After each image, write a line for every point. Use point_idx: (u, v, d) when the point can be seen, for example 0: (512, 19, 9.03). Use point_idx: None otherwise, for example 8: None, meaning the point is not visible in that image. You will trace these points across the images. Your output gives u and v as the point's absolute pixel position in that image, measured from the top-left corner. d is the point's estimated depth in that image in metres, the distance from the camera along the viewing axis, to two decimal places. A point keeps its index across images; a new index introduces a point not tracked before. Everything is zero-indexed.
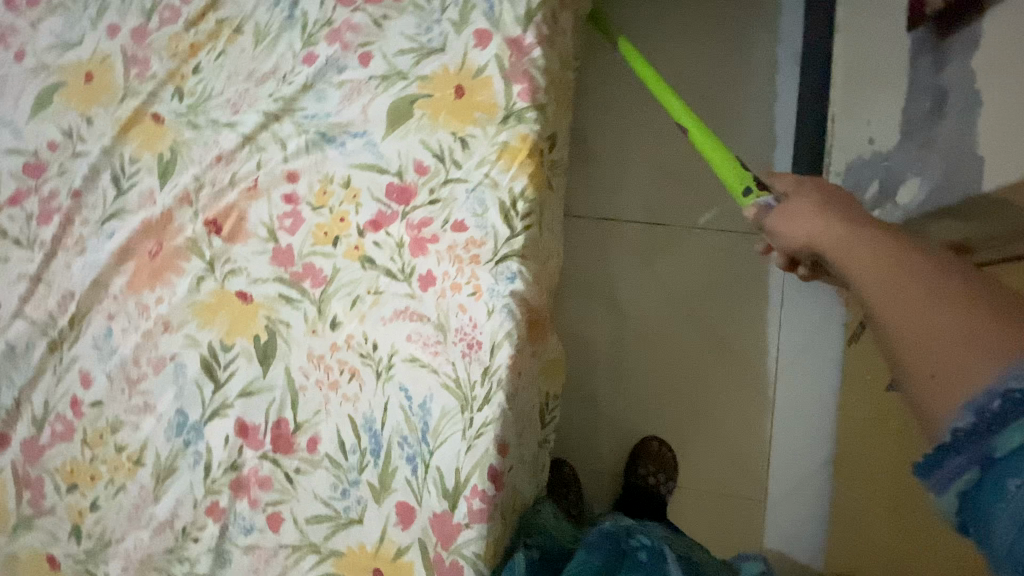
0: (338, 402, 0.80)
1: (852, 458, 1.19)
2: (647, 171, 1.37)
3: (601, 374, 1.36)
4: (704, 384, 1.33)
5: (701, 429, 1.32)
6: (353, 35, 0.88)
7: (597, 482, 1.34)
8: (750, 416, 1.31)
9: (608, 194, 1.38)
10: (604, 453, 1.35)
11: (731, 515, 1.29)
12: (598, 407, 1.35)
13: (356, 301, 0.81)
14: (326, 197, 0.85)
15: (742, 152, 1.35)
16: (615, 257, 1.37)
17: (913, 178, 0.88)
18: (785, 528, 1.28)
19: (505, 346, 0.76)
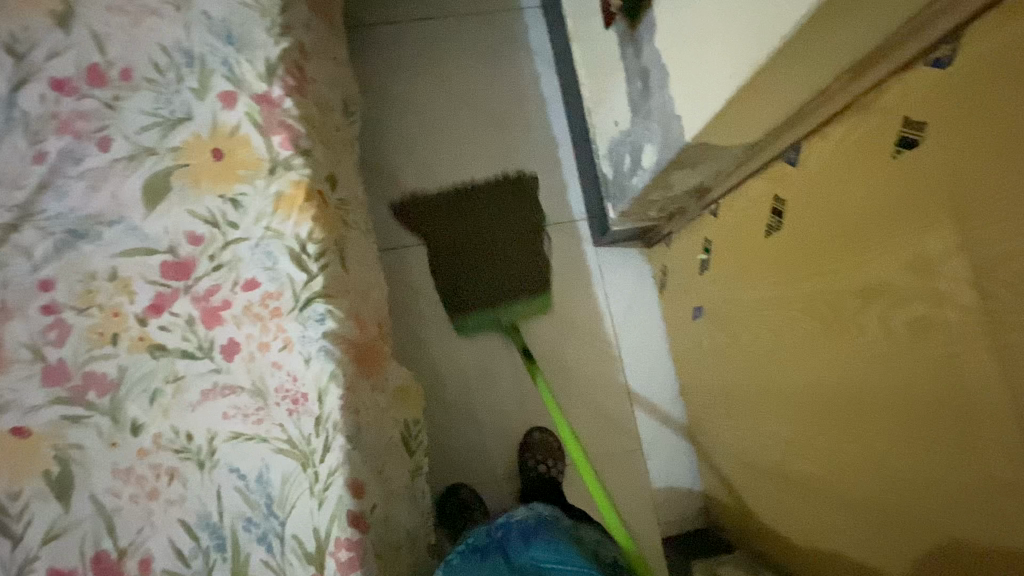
0: (164, 508, 0.72)
1: (693, 384, 1.37)
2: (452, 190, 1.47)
3: (470, 389, 1.40)
4: (563, 366, 1.43)
5: (571, 407, 1.41)
6: (84, 122, 0.82)
7: (495, 491, 1.37)
8: (607, 381, 1.44)
9: (425, 218, 1.45)
10: (493, 462, 1.38)
11: (618, 473, 1.40)
12: (474, 420, 1.39)
13: (156, 395, 0.75)
14: (93, 296, 0.77)
15: (529, 154, 1.50)
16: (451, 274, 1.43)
17: (647, 143, 1.06)
18: (665, 468, 1.42)
19: (331, 390, 0.76)
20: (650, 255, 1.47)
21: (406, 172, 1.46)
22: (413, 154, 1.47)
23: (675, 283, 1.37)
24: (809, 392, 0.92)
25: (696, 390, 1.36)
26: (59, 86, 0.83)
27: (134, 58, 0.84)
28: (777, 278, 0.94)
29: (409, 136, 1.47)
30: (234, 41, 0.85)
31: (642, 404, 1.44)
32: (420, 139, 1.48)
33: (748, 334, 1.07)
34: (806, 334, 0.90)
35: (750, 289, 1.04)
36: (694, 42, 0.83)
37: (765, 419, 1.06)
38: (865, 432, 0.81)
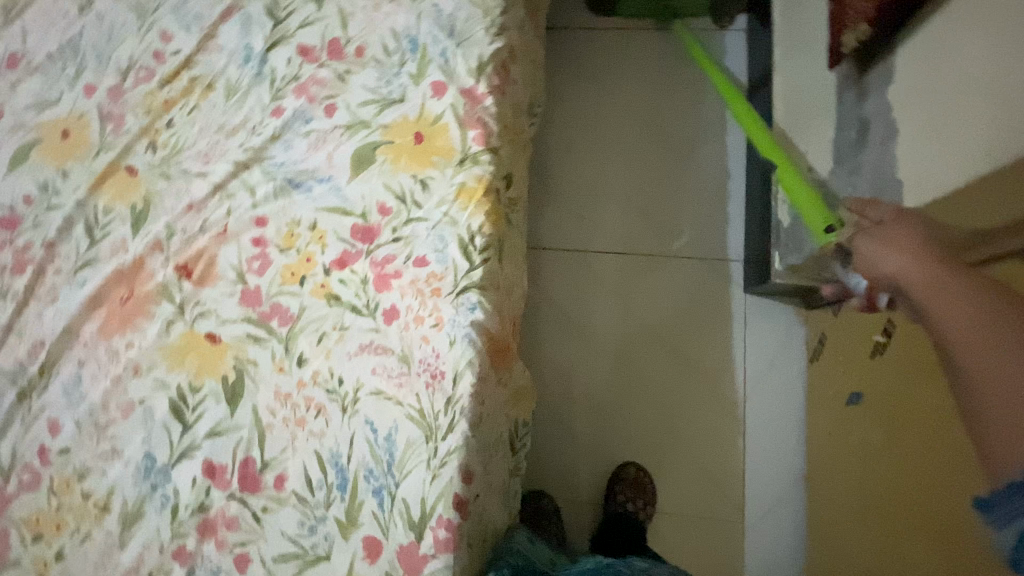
0: (306, 438, 0.81)
1: (823, 472, 1.22)
2: (607, 201, 1.45)
3: (575, 402, 1.38)
4: (677, 405, 1.36)
5: (676, 451, 1.34)
6: (318, 88, 0.94)
7: (577, 511, 1.35)
8: (724, 438, 1.34)
9: (575, 224, 1.45)
10: (582, 482, 1.35)
11: (711, 537, 1.30)
12: (574, 434, 1.37)
13: (322, 338, 0.84)
14: (293, 239, 0.89)
15: (695, 182, 1.43)
16: (586, 285, 1.43)
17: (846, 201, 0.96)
18: (765, 548, 1.29)
19: (466, 375, 0.79)
20: (807, 318, 1.33)
21: (566, 176, 1.47)
22: (578, 160, 1.48)
23: (832, 355, 1.22)
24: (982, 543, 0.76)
25: (827, 481, 1.21)
26: (306, 54, 0.96)
27: (368, 38, 0.95)
28: None
29: (577, 141, 1.48)
30: (455, 36, 0.92)
31: (756, 474, 1.32)
32: (587, 146, 1.48)
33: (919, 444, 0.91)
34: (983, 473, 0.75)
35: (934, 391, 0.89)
36: (947, 106, 0.75)
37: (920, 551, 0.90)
38: None
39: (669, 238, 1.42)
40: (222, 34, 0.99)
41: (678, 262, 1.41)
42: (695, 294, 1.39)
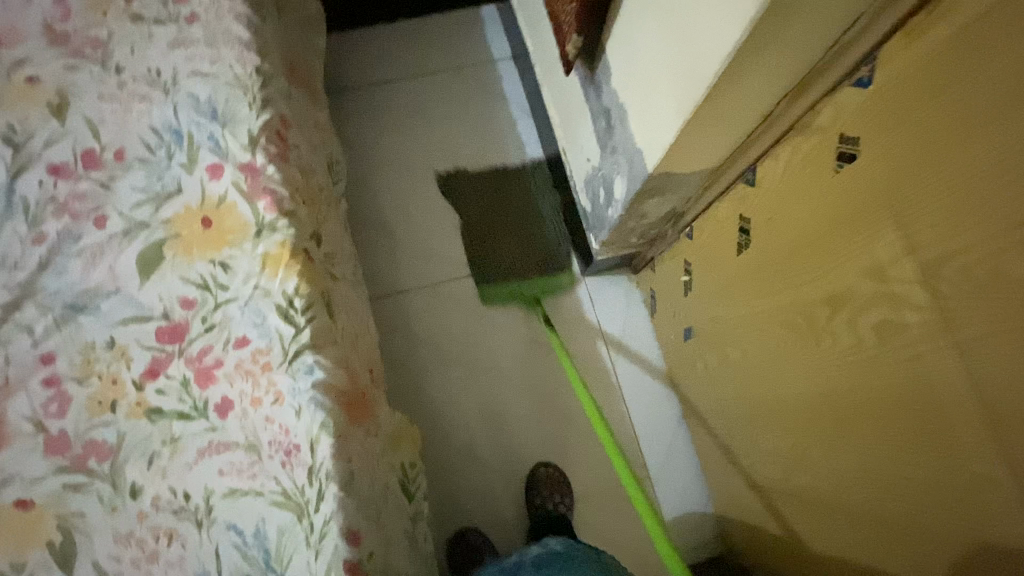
0: (164, 571, 0.73)
1: (692, 406, 1.38)
2: (441, 233, 1.52)
3: (470, 427, 1.40)
4: (562, 396, 1.44)
5: (573, 438, 1.42)
6: (82, 203, 0.88)
7: (502, 532, 1.35)
8: (610, 410, 1.44)
9: (419, 263, 1.50)
10: (499, 502, 1.37)
11: (627, 502, 1.39)
12: (480, 459, 1.39)
13: (154, 458, 0.77)
14: (92, 365, 0.81)
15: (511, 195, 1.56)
16: (449, 315, 1.47)
17: (616, 176, 1.12)
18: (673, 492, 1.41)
19: (322, 439, 0.78)
20: (638, 281, 1.50)
21: (397, 220, 1.52)
22: (403, 202, 1.53)
23: (664, 306, 1.40)
24: (805, 406, 0.91)
25: (697, 413, 1.36)
26: (58, 171, 0.89)
27: (126, 140, 0.91)
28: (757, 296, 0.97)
29: (395, 187, 1.54)
30: (220, 117, 0.92)
31: (643, 431, 1.44)
32: (407, 188, 1.54)
33: (740, 351, 1.07)
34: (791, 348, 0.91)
35: (732, 304, 1.06)
36: (641, 79, 0.91)
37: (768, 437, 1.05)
38: (858, 446, 0.80)
39: (506, 250, 1.52)
40: None
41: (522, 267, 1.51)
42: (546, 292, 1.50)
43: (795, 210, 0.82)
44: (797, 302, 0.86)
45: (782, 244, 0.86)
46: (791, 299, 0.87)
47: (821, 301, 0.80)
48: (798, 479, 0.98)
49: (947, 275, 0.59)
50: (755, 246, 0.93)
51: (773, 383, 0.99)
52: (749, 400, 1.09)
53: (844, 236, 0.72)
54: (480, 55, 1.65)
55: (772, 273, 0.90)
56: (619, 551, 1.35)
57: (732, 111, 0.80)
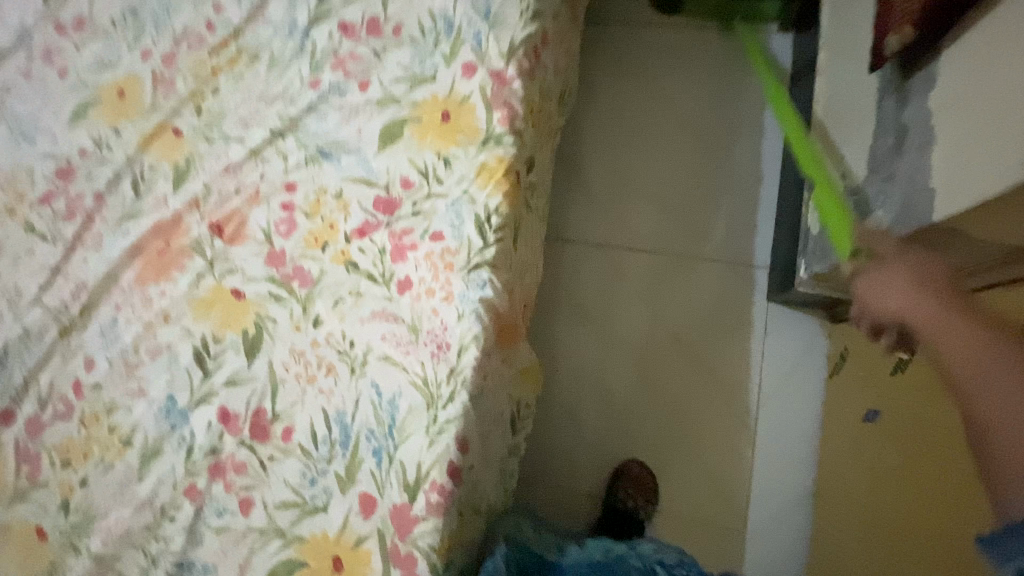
0: (315, 394, 0.84)
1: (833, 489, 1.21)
2: (636, 201, 1.44)
3: (584, 394, 1.39)
4: (688, 410, 1.34)
5: (682, 455, 1.33)
6: (355, 64, 0.97)
7: (575, 502, 1.35)
8: (735, 450, 1.31)
9: (602, 222, 1.45)
10: (584, 474, 1.36)
11: (708, 543, 1.29)
12: (582, 428, 1.38)
13: (338, 301, 0.87)
14: (319, 206, 0.92)
15: (728, 188, 1.41)
16: (610, 284, 1.42)
17: (878, 209, 0.95)
18: (766, 561, 1.27)
19: (471, 348, 0.81)
20: (831, 331, 1.29)
21: (601, 172, 1.47)
22: (615, 156, 1.47)
23: (853, 371, 1.19)
24: None
25: (838, 500, 1.19)
26: (346, 30, 0.99)
27: (406, 18, 0.97)
28: None
29: (613, 138, 1.48)
30: (490, 19, 0.93)
31: (762, 484, 1.30)
32: (624, 144, 1.47)
33: None
34: None
35: None
36: (985, 100, 0.69)
37: None
38: None
39: (696, 241, 1.40)
40: (269, 7, 1.04)
41: (704, 264, 1.39)
42: (719, 301, 1.37)
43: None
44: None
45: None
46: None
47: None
48: None
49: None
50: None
51: None
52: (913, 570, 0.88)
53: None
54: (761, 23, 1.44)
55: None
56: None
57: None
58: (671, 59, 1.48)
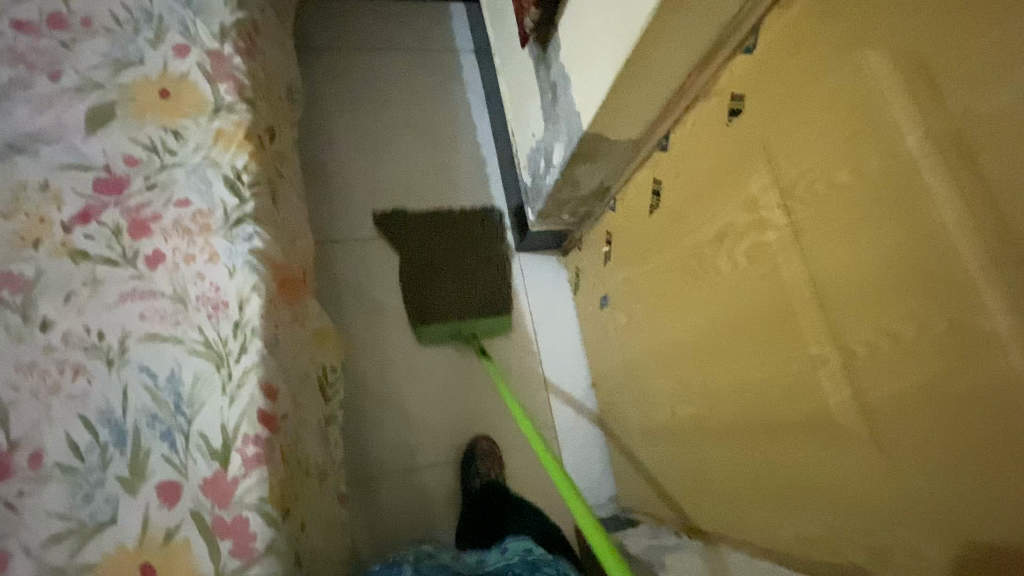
0: (64, 402, 0.71)
1: (603, 374, 1.50)
2: (394, 200, 1.57)
3: (391, 376, 1.44)
4: (486, 359, 1.51)
5: (492, 399, 1.47)
6: (35, 56, 0.88)
7: (411, 478, 1.38)
8: (528, 378, 1.54)
9: (367, 224, 1.54)
10: (412, 449, 1.40)
11: (530, 463, 1.46)
12: (398, 407, 1.42)
13: (71, 296, 0.76)
14: (20, 203, 0.80)
15: (464, 174, 1.64)
16: (391, 278, 1.51)
17: (554, 145, 1.24)
18: (578, 455, 1.51)
19: (252, 300, 0.80)
20: (566, 262, 1.64)
21: (354, 180, 1.56)
22: (363, 166, 1.58)
23: (586, 281, 1.53)
24: (805, 367, 0.78)
25: (607, 381, 1.49)
26: (21, 28, 0.89)
27: (93, 8, 0.92)
28: (680, 258, 1.05)
29: (356, 149, 1.59)
30: (194, 7, 0.96)
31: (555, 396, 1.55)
32: (369, 152, 1.59)
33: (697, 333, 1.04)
34: (772, 307, 0.83)
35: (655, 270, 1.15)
36: (579, 43, 1.05)
37: (764, 440, 0.89)
38: (888, 377, 0.66)
39: (451, 219, 1.60)
40: None
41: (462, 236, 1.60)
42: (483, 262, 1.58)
43: (706, 220, 0.96)
44: (710, 304, 0.98)
45: (696, 249, 1.00)
46: (706, 300, 0.99)
47: (829, 271, 0.72)
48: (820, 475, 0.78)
49: (821, 250, 0.73)
50: (684, 249, 1.04)
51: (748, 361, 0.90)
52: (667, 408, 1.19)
53: (740, 220, 0.87)
54: (448, 40, 1.76)
55: (690, 280, 1.03)
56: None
57: (671, 58, 0.92)
58: (384, 73, 1.68)
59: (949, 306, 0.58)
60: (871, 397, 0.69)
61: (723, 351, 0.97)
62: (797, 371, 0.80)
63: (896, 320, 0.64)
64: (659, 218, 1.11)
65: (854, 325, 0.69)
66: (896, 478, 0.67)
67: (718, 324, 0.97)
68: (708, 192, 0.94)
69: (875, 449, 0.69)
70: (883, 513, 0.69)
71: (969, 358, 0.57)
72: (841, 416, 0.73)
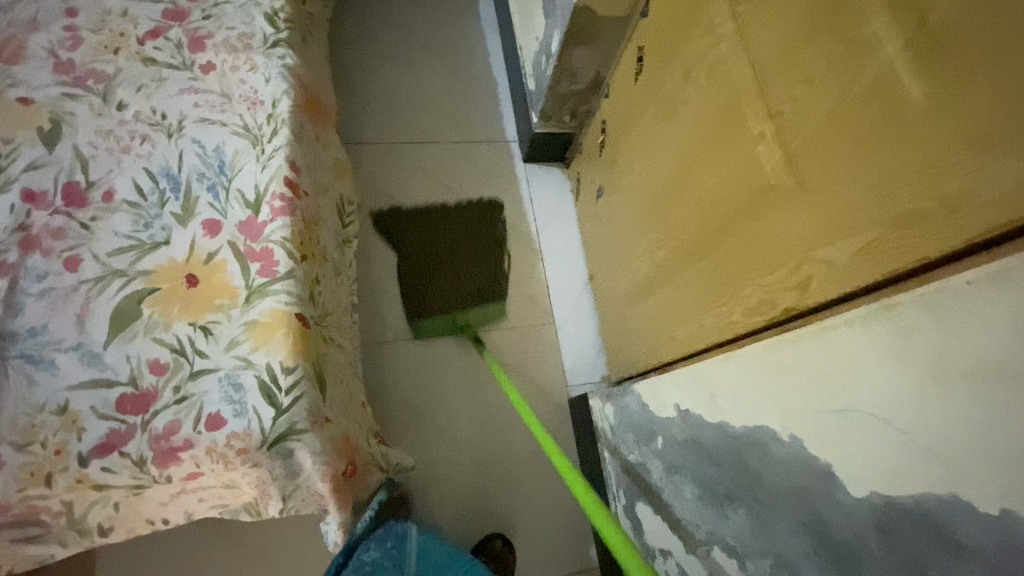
0: (133, 159, 0.89)
1: (598, 271, 1.49)
2: (414, 110, 1.65)
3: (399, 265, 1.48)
4: (495, 252, 1.55)
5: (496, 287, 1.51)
6: None
7: (421, 357, 1.43)
8: (531, 271, 1.56)
9: (389, 127, 1.62)
10: (424, 329, 1.44)
11: (528, 349, 1.48)
12: (411, 289, 1.47)
13: (142, 87, 0.94)
14: (105, 22, 0.98)
15: (479, 94, 1.72)
16: (412, 178, 1.58)
17: (553, 32, 1.32)
18: (575, 347, 1.50)
19: (283, 100, 0.97)
20: (569, 172, 1.68)
21: (378, 89, 1.65)
22: (386, 77, 1.67)
23: (585, 179, 1.55)
24: (748, 154, 0.85)
25: (601, 276, 1.47)
26: None
27: None
28: (652, 112, 1.15)
29: (384, 63, 1.69)
30: None
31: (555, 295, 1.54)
32: (394, 66, 1.68)
33: (662, 180, 1.13)
34: (724, 112, 0.91)
35: (633, 136, 1.25)
36: None
37: (718, 247, 0.94)
38: (810, 120, 0.72)
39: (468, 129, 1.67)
40: None
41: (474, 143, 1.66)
42: (495, 168, 1.65)
43: (678, 60, 1.04)
44: (681, 136, 1.05)
45: (668, 95, 1.08)
46: (677, 136, 1.06)
47: (765, 50, 0.80)
48: (760, 251, 0.83)
49: (757, 29, 0.81)
50: (652, 102, 1.15)
51: (706, 177, 0.97)
52: (645, 271, 1.22)
53: (699, 46, 0.96)
54: None
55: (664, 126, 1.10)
56: (521, 495, 1.37)
57: None
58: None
59: (844, 13, 0.65)
60: (792, 141, 0.75)
61: (686, 182, 1.04)
62: (743, 162, 0.87)
63: (814, 60, 0.70)
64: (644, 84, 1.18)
65: (784, 81, 0.76)
66: (814, 206, 0.72)
67: (686, 154, 1.03)
68: (671, 36, 1.05)
69: (795, 189, 0.75)
70: (806, 257, 0.74)
71: (857, 51, 0.64)
72: (773, 175, 0.79)
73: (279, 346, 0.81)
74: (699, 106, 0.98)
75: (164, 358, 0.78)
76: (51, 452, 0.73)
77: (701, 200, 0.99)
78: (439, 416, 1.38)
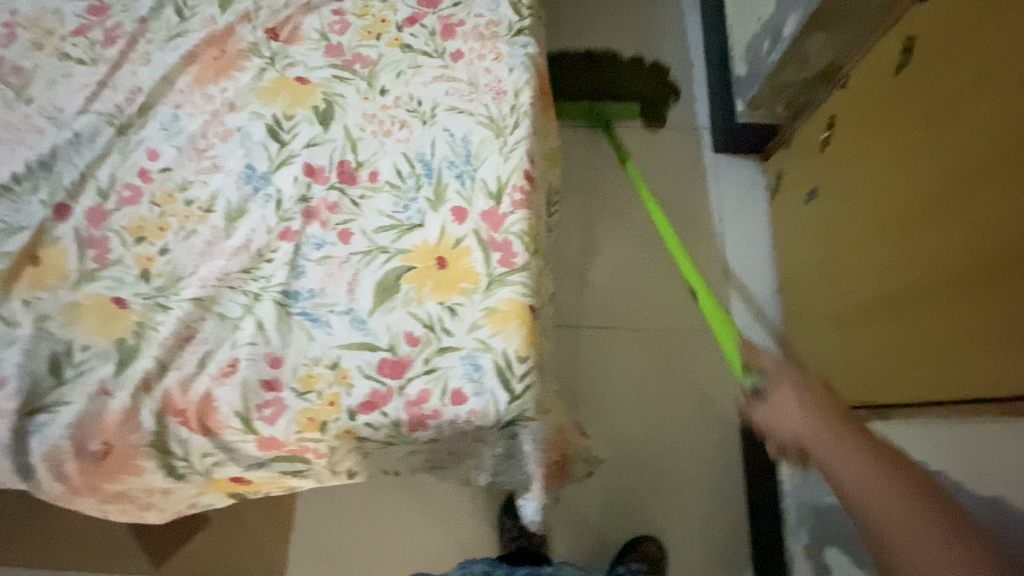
0: (393, 143, 0.96)
1: (794, 284, 1.38)
2: None
3: (582, 254, 1.50)
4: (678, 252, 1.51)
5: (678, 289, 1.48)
6: None
7: (598, 349, 1.43)
8: (713, 273, 1.50)
9: None
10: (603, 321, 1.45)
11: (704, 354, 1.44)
12: (592, 282, 1.48)
13: (401, 73, 1.01)
14: (369, 8, 1.06)
15: (672, 80, 1.65)
16: (605, 167, 1.57)
17: (789, 14, 1.23)
18: None
19: (524, 91, 0.99)
20: (766, 168, 1.56)
21: None
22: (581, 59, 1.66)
23: (789, 180, 1.43)
24: None
25: (796, 289, 1.37)
26: None
27: None
28: (910, 115, 0.98)
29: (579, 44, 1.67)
30: None
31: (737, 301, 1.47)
32: (584, 35, 1.68)
33: (910, 197, 0.97)
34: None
35: (875, 140, 1.08)
36: None
37: (988, 293, 0.79)
38: None
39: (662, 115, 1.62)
40: None
41: (664, 133, 1.61)
42: (683, 163, 1.59)
43: (959, 56, 0.86)
44: (945, 149, 0.89)
45: (941, 98, 0.90)
46: (939, 147, 0.90)
47: None
48: None
49: None
50: (914, 104, 0.97)
51: (986, 207, 0.81)
52: (865, 296, 1.09)
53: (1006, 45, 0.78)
54: None
55: (921, 132, 0.94)
56: (686, 501, 1.33)
57: None
58: None
59: None
60: None
61: (949, 206, 0.88)
62: None
63: None
64: (901, 81, 1.01)
65: None
66: None
67: (954, 171, 0.87)
68: (965, 27, 0.85)
69: None
70: None
71: None
72: None
73: (513, 335, 0.85)
74: (981, 119, 0.81)
75: (417, 332, 0.86)
76: (327, 402, 0.83)
77: (971, 233, 0.83)
78: (609, 413, 1.38)
